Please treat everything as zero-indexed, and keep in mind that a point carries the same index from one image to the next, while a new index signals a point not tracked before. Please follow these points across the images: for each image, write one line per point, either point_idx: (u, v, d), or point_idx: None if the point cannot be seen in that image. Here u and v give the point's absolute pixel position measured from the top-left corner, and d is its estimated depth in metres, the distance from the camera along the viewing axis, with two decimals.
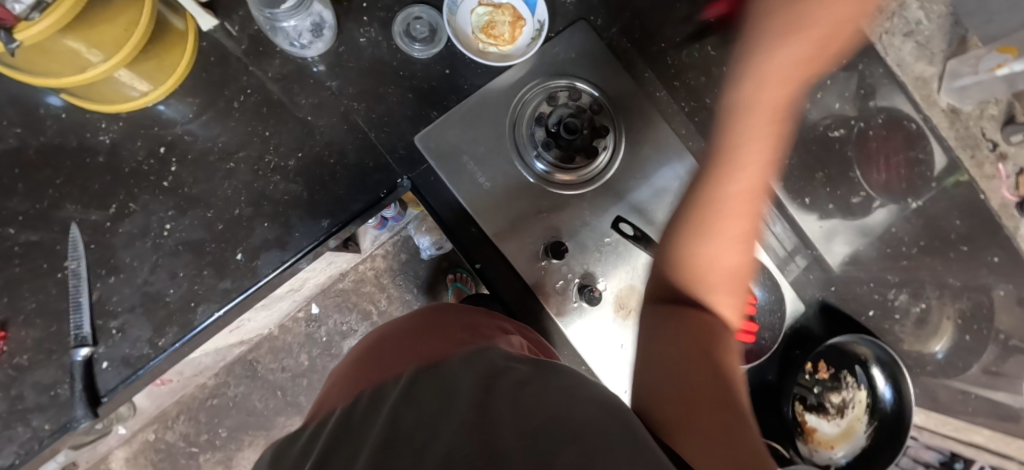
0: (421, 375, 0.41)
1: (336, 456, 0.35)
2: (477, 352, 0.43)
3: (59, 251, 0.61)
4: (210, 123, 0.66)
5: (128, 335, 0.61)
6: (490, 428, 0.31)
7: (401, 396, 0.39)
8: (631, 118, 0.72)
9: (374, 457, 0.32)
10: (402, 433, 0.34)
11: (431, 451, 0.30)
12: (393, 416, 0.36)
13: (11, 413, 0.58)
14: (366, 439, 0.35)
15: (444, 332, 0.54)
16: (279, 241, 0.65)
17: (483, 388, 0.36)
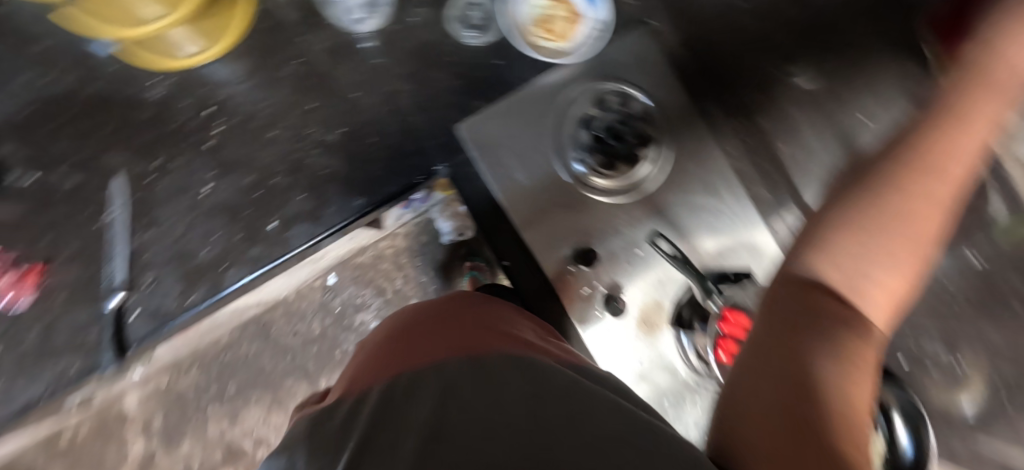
0: (461, 367, 0.40)
1: (377, 432, 0.34)
2: (518, 354, 0.43)
3: (103, 199, 0.63)
4: (258, 89, 0.66)
5: (159, 288, 0.63)
6: (552, 440, 0.31)
7: (442, 384, 0.38)
8: (678, 132, 0.71)
9: (426, 449, 0.31)
10: (453, 427, 0.33)
11: (492, 455, 0.30)
12: (439, 404, 0.35)
13: (44, 349, 0.61)
14: (410, 423, 0.34)
15: (475, 318, 0.53)
16: (313, 214, 0.66)
17: (535, 396, 0.36)
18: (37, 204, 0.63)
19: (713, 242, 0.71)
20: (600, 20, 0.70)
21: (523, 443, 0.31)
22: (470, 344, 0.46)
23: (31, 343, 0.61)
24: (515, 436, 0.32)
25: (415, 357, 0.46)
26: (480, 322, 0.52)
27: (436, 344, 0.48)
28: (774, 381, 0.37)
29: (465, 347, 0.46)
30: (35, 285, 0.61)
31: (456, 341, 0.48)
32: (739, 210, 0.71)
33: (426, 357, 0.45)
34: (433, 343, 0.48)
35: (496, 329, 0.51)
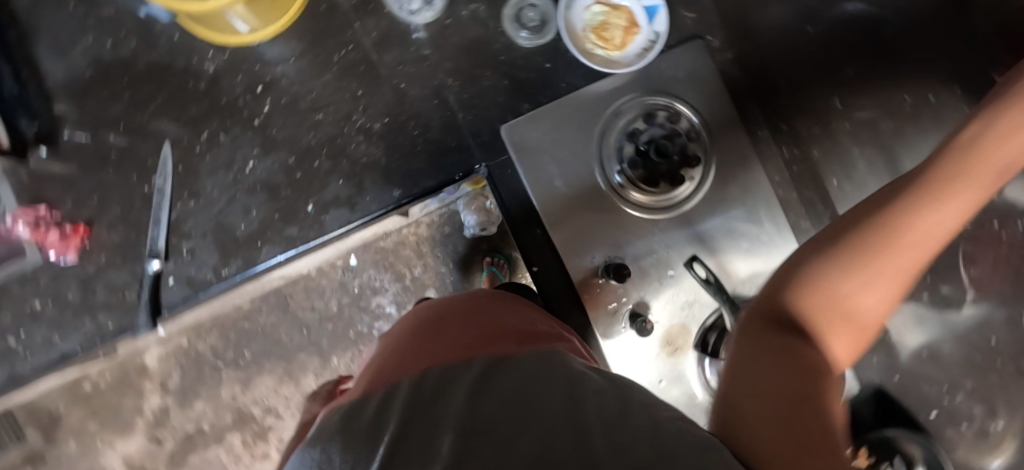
0: (491, 368, 0.40)
1: (412, 430, 0.33)
2: (545, 357, 0.42)
3: (150, 165, 0.64)
4: (308, 72, 0.66)
5: (195, 258, 0.64)
6: (587, 434, 0.29)
7: (473, 383, 0.37)
8: (727, 154, 0.69)
9: (461, 443, 0.30)
10: (487, 422, 0.32)
11: (527, 449, 0.29)
12: (472, 401, 0.34)
13: (84, 303, 0.64)
14: (444, 420, 0.33)
15: (499, 319, 0.53)
16: (350, 200, 0.65)
17: (566, 395, 0.35)
18: (88, 165, 0.64)
19: (747, 269, 0.70)
20: (656, 32, 0.67)
21: (557, 438, 0.29)
22: (496, 344, 0.46)
23: (74, 296, 0.64)
24: (549, 431, 0.30)
25: (442, 354, 0.45)
26: (505, 322, 0.52)
27: (462, 342, 0.47)
28: (769, 391, 0.32)
29: (491, 346, 0.45)
30: (79, 244, 0.63)
31: (482, 340, 0.47)
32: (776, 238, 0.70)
33: (453, 355, 0.44)
34: (459, 342, 0.47)
35: (521, 330, 0.50)
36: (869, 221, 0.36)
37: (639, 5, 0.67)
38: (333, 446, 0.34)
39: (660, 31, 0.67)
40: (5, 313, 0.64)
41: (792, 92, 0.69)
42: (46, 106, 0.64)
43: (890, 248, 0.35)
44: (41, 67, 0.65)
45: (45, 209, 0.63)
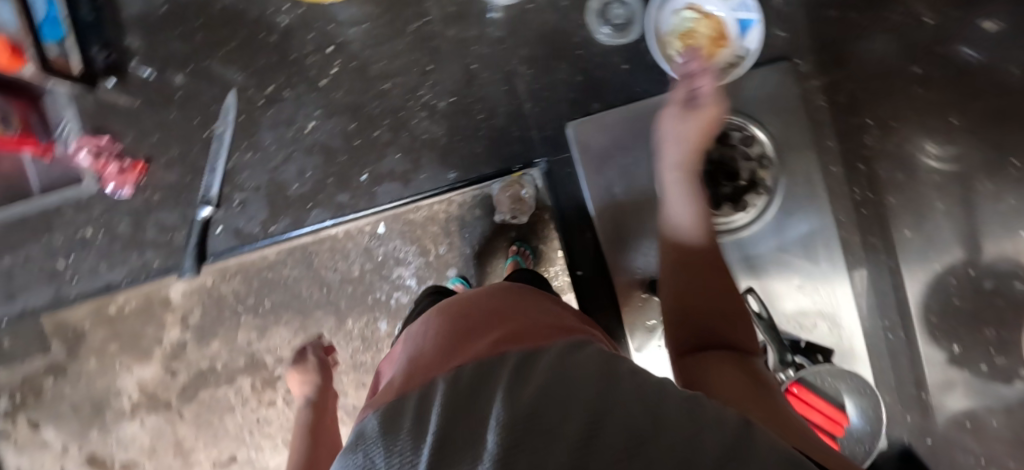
0: (530, 353, 0.34)
1: (455, 422, 0.27)
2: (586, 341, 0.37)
3: (213, 111, 0.64)
4: (380, 39, 0.64)
5: (245, 210, 0.64)
6: (635, 418, 0.24)
7: (511, 368, 0.31)
8: (795, 186, 0.67)
9: (502, 433, 0.24)
10: (524, 404, 0.26)
11: (574, 433, 0.23)
12: (511, 389, 0.28)
13: (133, 238, 0.65)
14: (483, 415, 0.27)
15: (530, 312, 0.47)
16: (404, 176, 0.65)
17: (602, 372, 0.29)
18: (152, 102, 0.64)
19: (796, 307, 0.68)
20: (746, 49, 0.63)
21: (605, 420, 0.24)
22: (530, 338, 0.40)
23: (124, 229, 0.65)
24: (588, 411, 0.25)
25: (472, 351, 0.39)
26: (537, 315, 0.46)
27: (492, 336, 0.41)
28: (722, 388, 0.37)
29: (527, 340, 0.39)
30: (136, 180, 0.64)
31: (514, 332, 0.41)
32: (830, 274, 0.67)
33: (485, 349, 0.38)
34: (488, 336, 0.42)
35: (556, 324, 0.45)
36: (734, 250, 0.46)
37: (733, 18, 0.63)
38: (376, 449, 0.29)
39: (751, 49, 0.63)
40: (57, 235, 0.65)
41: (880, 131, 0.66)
42: (118, 37, 0.64)
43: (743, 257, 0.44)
44: None
45: (107, 140, 0.64)
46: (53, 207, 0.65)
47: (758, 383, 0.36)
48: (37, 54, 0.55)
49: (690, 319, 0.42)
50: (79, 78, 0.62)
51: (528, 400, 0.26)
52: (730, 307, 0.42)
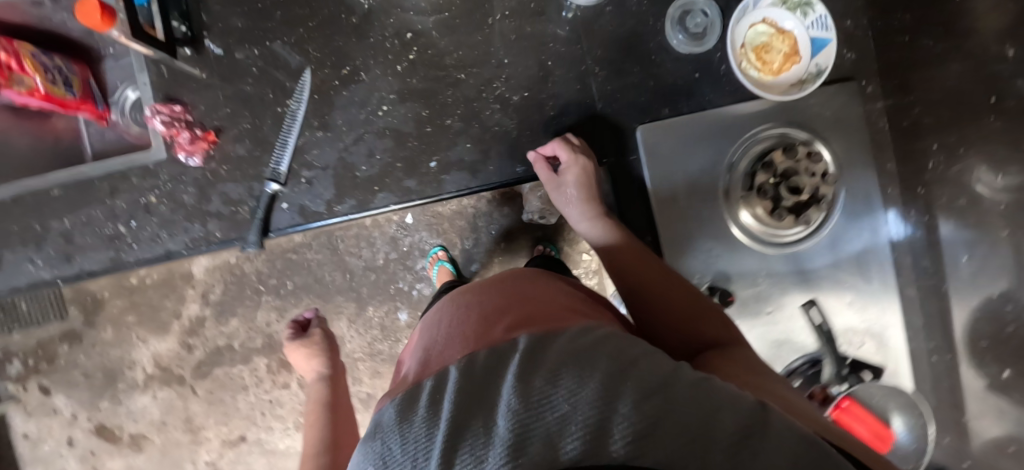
0: (540, 336, 0.35)
1: (469, 411, 0.30)
2: (595, 324, 0.38)
3: (288, 88, 0.65)
4: (458, 30, 0.65)
5: (312, 188, 0.65)
6: (647, 395, 0.28)
7: (520, 352, 0.33)
8: (854, 207, 0.70)
9: (516, 418, 0.28)
10: (539, 389, 0.29)
11: (590, 418, 0.27)
12: (522, 373, 0.30)
13: (197, 208, 0.65)
14: (496, 399, 0.30)
15: (541, 293, 0.49)
16: (472, 166, 0.65)
17: (611, 353, 0.31)
18: (227, 75, 0.65)
19: (847, 323, 0.72)
20: (819, 66, 0.64)
21: (616, 400, 0.27)
22: (540, 323, 0.41)
23: (188, 199, 0.65)
24: (605, 391, 0.28)
25: (488, 330, 0.41)
26: (547, 297, 0.48)
27: (508, 315, 0.43)
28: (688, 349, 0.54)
29: (540, 322, 0.41)
30: (206, 149, 0.64)
31: (525, 315, 0.43)
32: (878, 292, 0.71)
33: (500, 331, 0.40)
34: (505, 315, 0.43)
35: (566, 305, 0.46)
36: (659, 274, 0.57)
37: (809, 35, 0.64)
38: (391, 436, 0.31)
39: (825, 65, 0.64)
40: (121, 199, 0.65)
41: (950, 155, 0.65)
42: (199, 7, 0.64)
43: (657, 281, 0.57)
44: None
45: (179, 109, 0.64)
46: (120, 171, 0.65)
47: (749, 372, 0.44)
48: (126, 17, 0.56)
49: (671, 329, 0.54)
50: (163, 43, 0.62)
51: (547, 385, 0.29)
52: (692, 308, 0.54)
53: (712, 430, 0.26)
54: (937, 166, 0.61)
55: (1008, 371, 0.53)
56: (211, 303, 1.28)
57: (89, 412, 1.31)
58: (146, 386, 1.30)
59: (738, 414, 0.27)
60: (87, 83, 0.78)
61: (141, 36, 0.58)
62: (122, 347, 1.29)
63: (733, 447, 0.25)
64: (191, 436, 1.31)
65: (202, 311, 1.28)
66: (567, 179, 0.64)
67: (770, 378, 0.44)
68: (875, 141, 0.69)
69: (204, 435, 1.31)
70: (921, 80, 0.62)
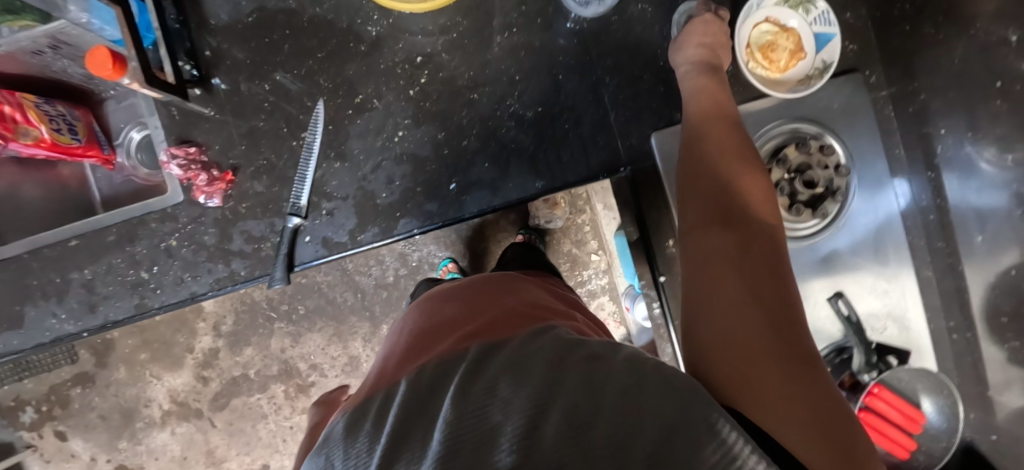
0: (489, 347, 0.39)
1: (413, 426, 0.32)
2: (537, 330, 0.42)
3: (302, 120, 0.64)
4: (468, 50, 0.65)
5: (334, 219, 0.65)
6: (577, 400, 0.29)
7: (467, 361, 0.37)
8: (868, 195, 0.71)
9: (447, 430, 0.29)
10: (476, 405, 0.30)
11: (518, 427, 0.27)
12: (463, 388, 0.33)
13: (219, 247, 0.65)
14: (435, 414, 0.32)
15: (493, 307, 0.54)
16: (493, 184, 0.65)
17: (550, 364, 0.33)
18: (239, 112, 0.64)
19: (872, 309, 0.72)
20: (824, 60, 0.65)
21: (547, 413, 0.28)
22: (493, 333, 0.45)
23: (209, 239, 0.65)
24: (538, 400, 0.29)
25: (444, 347, 0.45)
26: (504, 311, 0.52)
27: (465, 332, 0.47)
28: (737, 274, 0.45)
29: (491, 334, 0.45)
30: (224, 189, 0.64)
31: (480, 329, 0.47)
32: (899, 277, 0.71)
33: (455, 345, 0.44)
34: (462, 332, 0.47)
35: (515, 315, 0.51)
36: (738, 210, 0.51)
37: (812, 31, 0.65)
38: (337, 451, 0.34)
39: (829, 60, 0.65)
40: (141, 245, 0.65)
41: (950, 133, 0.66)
42: (205, 46, 0.64)
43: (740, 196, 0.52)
44: (203, 4, 0.64)
45: (194, 150, 0.63)
46: (137, 217, 0.65)
47: (755, 303, 0.42)
48: (140, 65, 0.55)
49: (706, 218, 0.51)
50: (175, 86, 0.61)
51: (486, 401, 0.30)
52: (739, 220, 0.50)
53: (636, 431, 0.27)
54: (948, 149, 0.63)
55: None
56: (224, 335, 1.27)
57: (109, 453, 1.30)
58: (163, 423, 1.29)
59: (673, 417, 0.29)
60: (92, 128, 0.78)
61: (155, 82, 0.57)
62: (136, 385, 1.28)
63: (652, 453, 0.26)
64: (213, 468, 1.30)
65: (216, 342, 1.27)
66: (688, 29, 0.63)
67: (778, 321, 0.41)
68: (883, 129, 0.71)
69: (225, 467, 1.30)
70: (927, 66, 0.63)
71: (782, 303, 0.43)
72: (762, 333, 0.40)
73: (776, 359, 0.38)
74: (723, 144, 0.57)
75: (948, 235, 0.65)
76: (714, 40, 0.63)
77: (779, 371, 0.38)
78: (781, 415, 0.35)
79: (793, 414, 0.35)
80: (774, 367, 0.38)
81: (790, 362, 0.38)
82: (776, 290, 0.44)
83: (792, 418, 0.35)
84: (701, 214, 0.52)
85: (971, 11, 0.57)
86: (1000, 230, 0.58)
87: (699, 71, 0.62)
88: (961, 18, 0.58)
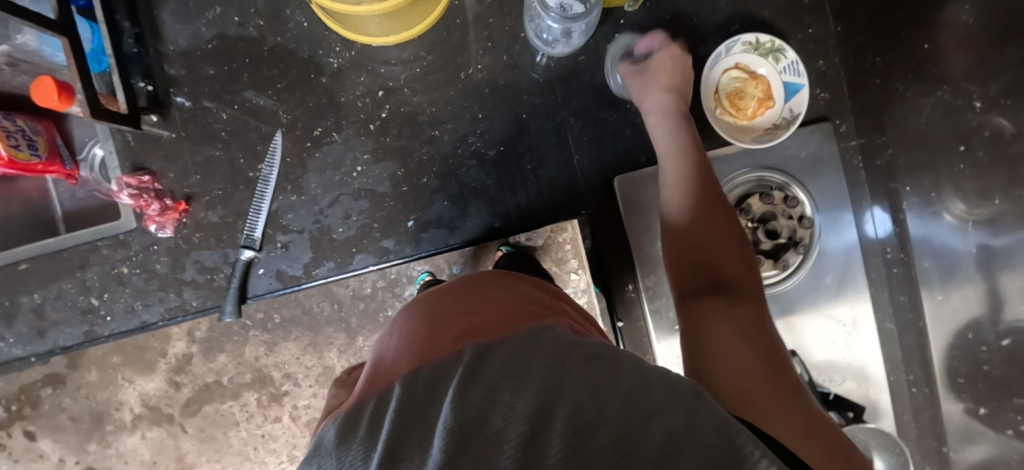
0: (486, 348, 0.30)
1: (411, 427, 0.25)
2: (544, 327, 0.33)
3: (260, 151, 0.64)
4: (432, 85, 0.64)
5: (288, 252, 0.64)
6: (580, 402, 0.23)
7: (464, 364, 0.28)
8: (832, 245, 0.70)
9: (448, 438, 0.22)
10: (476, 406, 0.23)
11: (520, 434, 0.21)
12: (464, 386, 0.25)
13: (171, 276, 0.64)
14: (433, 419, 0.25)
15: (488, 287, 0.44)
16: (451, 222, 0.65)
17: (549, 360, 0.27)
18: (196, 140, 0.64)
19: (830, 358, 0.72)
20: (792, 109, 0.65)
21: (550, 417, 0.22)
22: (493, 329, 0.35)
23: (161, 268, 0.64)
24: (540, 399, 0.23)
25: (433, 341, 0.36)
26: (507, 292, 0.43)
27: (458, 323, 0.37)
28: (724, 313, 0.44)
29: (488, 328, 0.35)
30: (177, 219, 0.63)
31: (475, 323, 0.37)
32: (858, 327, 0.71)
33: (448, 341, 0.35)
34: (456, 321, 0.38)
35: (519, 299, 0.42)
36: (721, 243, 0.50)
37: (781, 80, 0.65)
38: (328, 457, 0.25)
39: (797, 110, 0.65)
40: (92, 271, 0.64)
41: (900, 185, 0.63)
42: (163, 72, 0.63)
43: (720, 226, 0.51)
44: (162, 30, 0.63)
45: (147, 179, 0.63)
46: (89, 242, 0.64)
47: (748, 341, 0.41)
48: (85, 98, 0.53)
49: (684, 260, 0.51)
50: (127, 116, 0.59)
51: (484, 401, 0.24)
52: (726, 258, 0.49)
53: (642, 438, 0.21)
54: (913, 204, 0.61)
55: (984, 408, 0.54)
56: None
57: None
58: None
59: (676, 420, 0.23)
60: (53, 142, 0.72)
61: (103, 114, 0.55)
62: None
63: (659, 462, 0.20)
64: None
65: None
66: (656, 66, 0.61)
67: (771, 360, 0.40)
68: (851, 179, 0.71)
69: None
70: (895, 121, 0.62)
71: (772, 344, 0.42)
72: (758, 369, 0.39)
73: (776, 390, 0.37)
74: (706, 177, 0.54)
75: (911, 291, 0.64)
76: (681, 70, 0.61)
77: (783, 403, 0.36)
78: (796, 438, 0.33)
79: (807, 440, 0.33)
80: (778, 395, 0.36)
81: (790, 397, 0.37)
82: (764, 330, 0.43)
83: (807, 442, 0.32)
84: (685, 257, 0.51)
85: (940, 71, 0.53)
86: (960, 290, 0.54)
87: (666, 110, 0.59)
88: (931, 78, 0.55)
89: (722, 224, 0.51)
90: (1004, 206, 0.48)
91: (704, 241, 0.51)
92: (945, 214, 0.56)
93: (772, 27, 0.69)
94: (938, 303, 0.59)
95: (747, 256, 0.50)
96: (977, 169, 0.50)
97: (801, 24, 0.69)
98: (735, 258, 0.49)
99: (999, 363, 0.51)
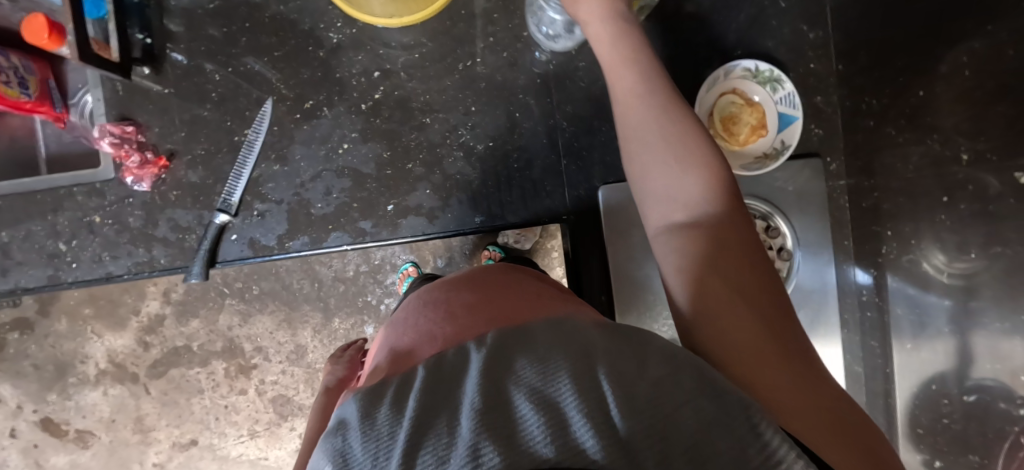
0: (509, 334, 0.30)
1: (436, 410, 0.25)
2: (565, 314, 0.33)
3: (248, 117, 0.63)
4: (429, 74, 0.64)
5: (263, 222, 0.63)
6: (610, 394, 0.23)
7: (483, 351, 0.28)
8: (810, 280, 0.70)
9: (477, 419, 0.23)
10: (508, 397, 0.24)
11: (549, 419, 0.22)
12: (493, 376, 0.26)
13: (142, 231, 0.63)
14: (461, 397, 0.26)
15: (512, 281, 0.44)
16: (431, 212, 0.64)
17: (577, 350, 0.27)
18: (185, 98, 0.63)
19: None
20: (785, 139, 0.66)
21: (578, 402, 0.23)
22: (517, 316, 0.36)
23: (133, 222, 0.63)
24: (569, 386, 0.24)
25: (457, 328, 0.36)
26: (527, 286, 0.43)
27: (482, 309, 0.37)
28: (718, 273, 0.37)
29: (511, 316, 0.36)
30: (155, 174, 0.63)
31: (499, 309, 0.37)
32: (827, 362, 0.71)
33: (472, 329, 0.34)
34: (475, 310, 0.38)
35: (537, 291, 0.42)
36: (705, 184, 0.41)
37: (776, 109, 0.66)
38: (353, 433, 0.25)
39: (789, 141, 0.66)
40: (63, 216, 0.63)
41: (880, 227, 0.63)
42: (162, 26, 0.63)
43: (698, 161, 0.42)
44: None
45: (132, 129, 0.62)
46: (65, 187, 0.63)
47: (749, 309, 0.35)
48: (75, 40, 0.52)
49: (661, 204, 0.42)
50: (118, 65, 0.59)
51: (515, 390, 0.25)
52: (715, 196, 0.41)
53: (670, 429, 0.22)
54: (892, 254, 0.61)
55: (940, 461, 0.55)
56: (172, 302, 0.85)
57: (35, 401, 0.85)
58: (97, 382, 0.86)
59: (709, 410, 0.24)
60: (46, 83, 0.69)
61: (92, 59, 0.55)
62: (75, 340, 0.85)
63: (690, 450, 0.22)
64: (139, 440, 0.87)
65: (161, 309, 0.85)
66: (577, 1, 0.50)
67: (773, 319, 0.36)
68: (835, 218, 0.70)
69: (152, 439, 0.87)
70: (882, 166, 0.62)
71: (771, 295, 0.37)
72: (761, 344, 0.34)
73: (779, 359, 0.34)
74: (669, 108, 0.45)
75: (883, 337, 0.64)
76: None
77: (799, 393, 0.32)
78: (807, 420, 0.31)
79: (822, 432, 0.30)
80: (787, 379, 0.33)
81: (791, 363, 0.34)
82: (763, 282, 0.37)
83: (820, 423, 0.31)
84: (662, 202, 0.42)
85: (932, 120, 0.53)
86: (930, 343, 0.55)
87: (615, 39, 0.48)
88: (923, 126, 0.54)
89: (700, 155, 0.42)
90: (981, 261, 0.48)
91: (683, 181, 0.42)
92: (923, 262, 0.55)
93: (774, 57, 0.70)
94: (908, 352, 0.59)
95: (732, 182, 0.42)
96: (958, 221, 0.50)
97: (804, 58, 0.69)
98: (722, 192, 0.41)
99: (959, 417, 0.51)
